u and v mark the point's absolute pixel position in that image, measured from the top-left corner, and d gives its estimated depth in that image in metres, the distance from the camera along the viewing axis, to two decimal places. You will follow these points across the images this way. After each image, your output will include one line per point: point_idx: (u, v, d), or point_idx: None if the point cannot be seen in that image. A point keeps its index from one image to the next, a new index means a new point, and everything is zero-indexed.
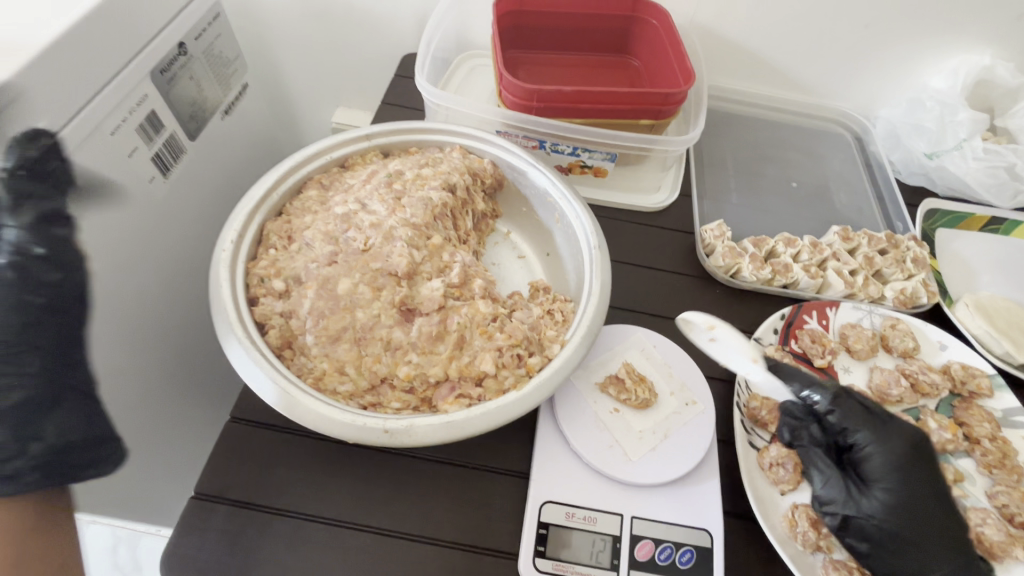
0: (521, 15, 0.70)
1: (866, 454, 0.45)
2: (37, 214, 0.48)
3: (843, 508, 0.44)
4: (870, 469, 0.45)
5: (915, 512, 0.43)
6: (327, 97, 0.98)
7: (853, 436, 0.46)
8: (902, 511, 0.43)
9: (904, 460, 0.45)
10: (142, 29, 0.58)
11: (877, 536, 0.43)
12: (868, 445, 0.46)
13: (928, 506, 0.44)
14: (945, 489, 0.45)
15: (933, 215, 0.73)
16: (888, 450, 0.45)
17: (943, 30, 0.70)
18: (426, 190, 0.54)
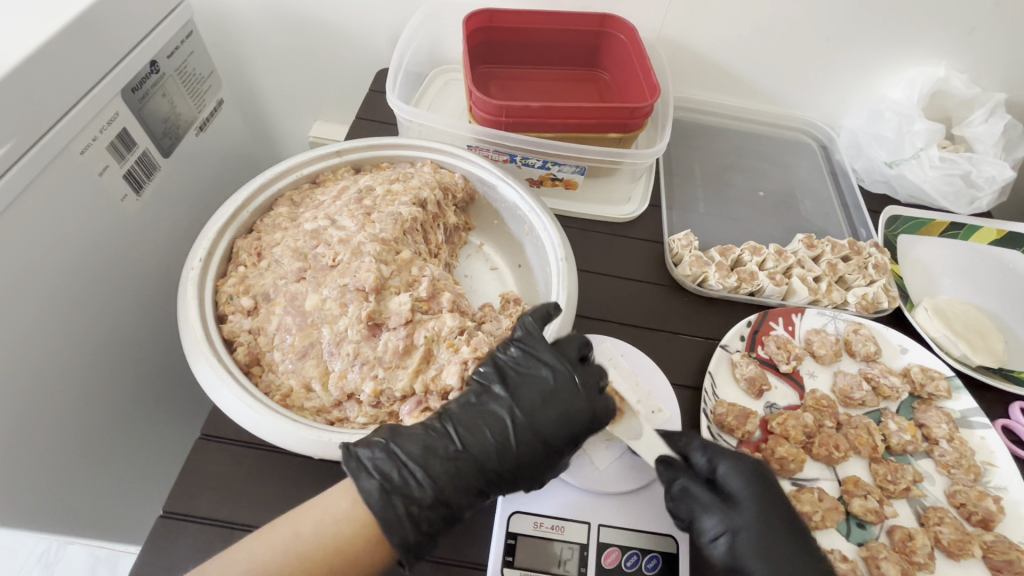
0: (491, 31, 0.72)
1: (737, 482, 0.44)
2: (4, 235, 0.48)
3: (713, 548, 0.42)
4: (733, 495, 0.44)
5: (769, 543, 0.42)
6: (304, 110, 0.99)
7: (714, 476, 0.44)
8: (763, 545, 0.41)
9: (757, 494, 0.43)
10: (112, 48, 0.58)
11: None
12: (730, 474, 0.44)
13: (788, 545, 0.42)
14: (795, 529, 0.43)
15: (895, 221, 0.75)
16: (741, 488, 0.43)
17: (900, 43, 0.73)
18: (396, 205, 0.55)
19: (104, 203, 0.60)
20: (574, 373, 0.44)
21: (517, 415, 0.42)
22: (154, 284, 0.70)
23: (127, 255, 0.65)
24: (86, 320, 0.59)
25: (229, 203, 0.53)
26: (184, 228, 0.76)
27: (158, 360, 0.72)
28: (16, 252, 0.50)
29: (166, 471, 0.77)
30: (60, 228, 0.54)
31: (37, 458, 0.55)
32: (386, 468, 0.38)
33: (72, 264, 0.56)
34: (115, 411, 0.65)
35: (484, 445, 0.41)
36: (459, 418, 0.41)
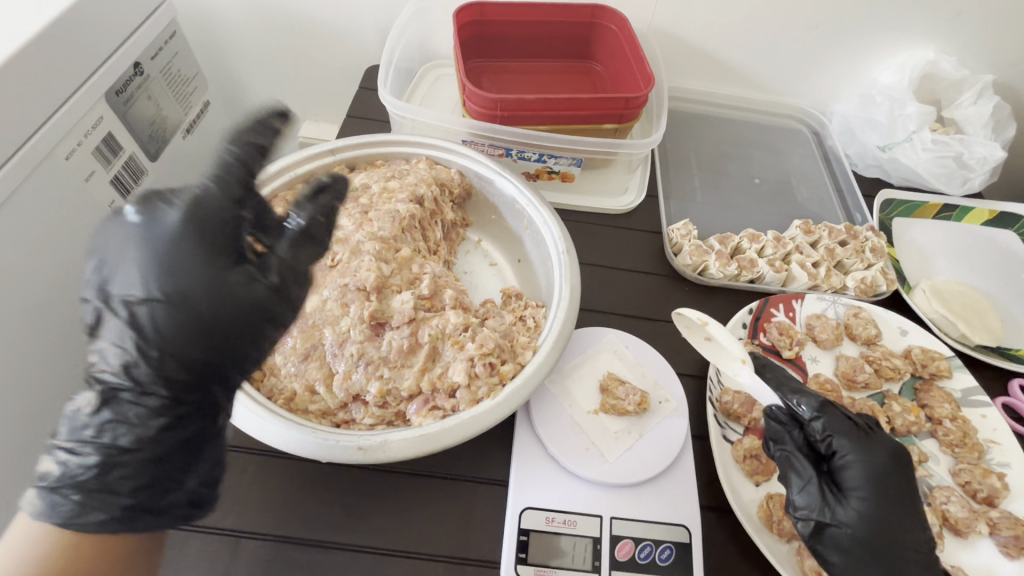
0: (482, 25, 0.71)
1: (862, 470, 0.44)
2: None
3: (818, 515, 0.43)
4: (852, 480, 0.44)
5: (893, 528, 0.42)
6: (292, 110, 0.97)
7: (836, 445, 0.45)
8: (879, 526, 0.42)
9: (882, 471, 0.44)
10: (95, 50, 0.57)
11: (848, 542, 0.42)
12: (866, 459, 0.44)
13: (896, 517, 0.42)
14: (916, 498, 0.44)
15: (890, 205, 0.75)
16: (869, 462, 0.44)
17: (890, 27, 0.73)
18: (393, 203, 0.54)
19: (91, 210, 0.59)
20: (210, 253, 0.35)
21: (156, 322, 0.34)
22: None
23: None
24: (77, 329, 0.58)
25: None
26: None
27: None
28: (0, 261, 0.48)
29: None
30: (46, 236, 0.53)
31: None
32: (108, 425, 0.35)
33: (60, 273, 0.55)
34: None
35: (168, 367, 0.35)
36: (112, 331, 0.34)
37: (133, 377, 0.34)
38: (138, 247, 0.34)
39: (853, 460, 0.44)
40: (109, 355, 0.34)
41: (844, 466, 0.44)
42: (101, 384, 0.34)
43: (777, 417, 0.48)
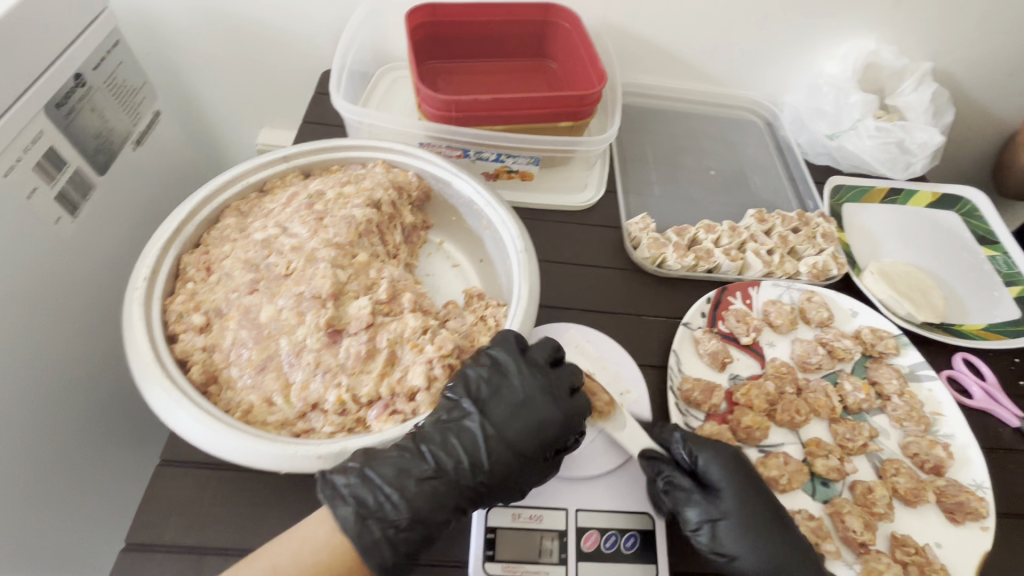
0: (435, 27, 0.71)
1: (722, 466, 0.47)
2: None
3: (699, 518, 0.44)
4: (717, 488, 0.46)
5: (755, 528, 0.44)
6: (249, 117, 0.96)
7: (698, 457, 0.47)
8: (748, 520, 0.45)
9: (731, 458, 0.47)
10: (31, 63, 0.55)
11: (732, 539, 0.44)
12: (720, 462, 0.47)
13: (755, 497, 0.46)
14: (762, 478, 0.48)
15: (840, 191, 0.78)
16: (718, 455, 0.47)
17: (832, 18, 0.76)
18: (349, 208, 0.54)
19: (35, 228, 0.57)
20: (544, 381, 0.44)
21: (485, 442, 0.42)
22: (94, 309, 0.67)
23: (65, 280, 0.61)
24: (25, 351, 0.56)
25: (171, 218, 0.51)
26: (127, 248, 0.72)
27: (106, 388, 0.69)
28: None
29: (125, 502, 0.73)
30: None
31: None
32: (363, 493, 0.38)
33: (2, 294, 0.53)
34: (66, 444, 0.62)
35: (506, 461, 0.42)
36: (448, 442, 0.41)
37: (427, 473, 0.40)
38: (507, 392, 0.43)
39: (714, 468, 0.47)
40: (495, 457, 0.42)
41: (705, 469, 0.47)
42: (443, 471, 0.40)
43: (653, 456, 0.46)
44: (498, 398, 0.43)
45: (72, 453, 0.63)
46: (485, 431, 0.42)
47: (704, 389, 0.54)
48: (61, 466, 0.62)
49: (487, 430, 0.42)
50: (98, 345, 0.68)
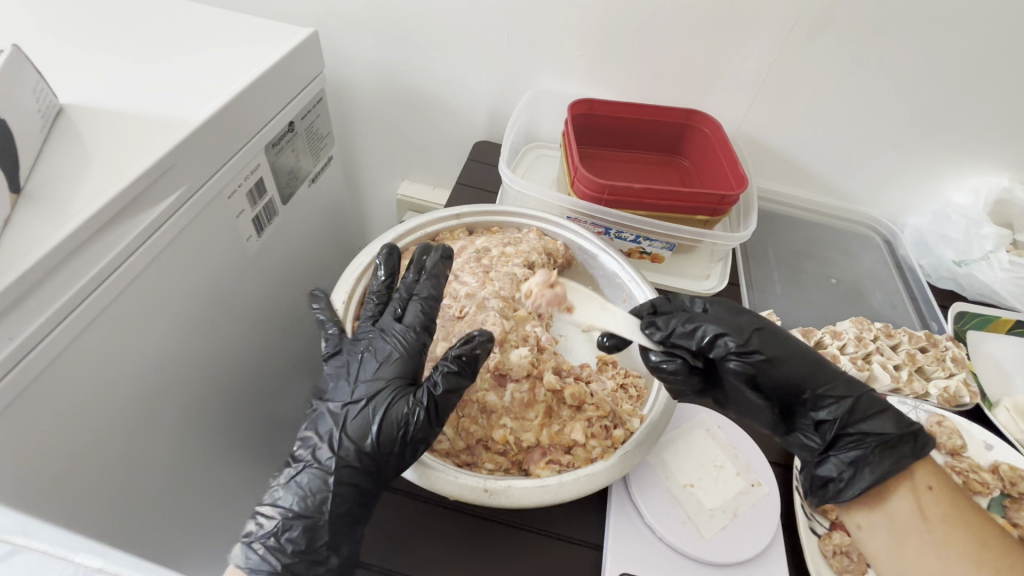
0: (588, 119, 0.80)
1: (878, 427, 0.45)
2: (144, 272, 0.56)
3: None
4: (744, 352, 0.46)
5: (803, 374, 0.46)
6: (395, 170, 1.08)
7: None
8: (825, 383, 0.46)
9: None
10: (267, 111, 0.70)
11: None
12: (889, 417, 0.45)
13: None
14: None
15: (963, 318, 0.76)
16: None
17: (963, 154, 0.80)
18: (511, 266, 0.60)
19: (233, 238, 0.70)
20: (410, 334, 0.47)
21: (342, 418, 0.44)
22: (245, 317, 0.77)
23: (234, 286, 0.72)
24: (192, 346, 0.66)
25: (366, 253, 0.59)
26: (274, 275, 0.82)
27: (232, 392, 0.78)
28: (132, 284, 0.55)
29: (214, 500, 0.78)
30: (190, 253, 0.62)
31: (132, 467, 0.60)
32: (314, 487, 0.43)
33: (185, 298, 0.63)
34: (189, 435, 0.70)
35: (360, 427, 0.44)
36: (331, 429, 0.44)
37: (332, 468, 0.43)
38: (366, 357, 0.46)
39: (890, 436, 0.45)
40: (377, 405, 0.44)
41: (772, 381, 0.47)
42: (315, 462, 0.43)
43: None
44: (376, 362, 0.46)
45: (197, 444, 0.71)
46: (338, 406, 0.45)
47: None
48: (185, 451, 0.69)
49: (344, 414, 0.44)
50: (238, 345, 0.77)
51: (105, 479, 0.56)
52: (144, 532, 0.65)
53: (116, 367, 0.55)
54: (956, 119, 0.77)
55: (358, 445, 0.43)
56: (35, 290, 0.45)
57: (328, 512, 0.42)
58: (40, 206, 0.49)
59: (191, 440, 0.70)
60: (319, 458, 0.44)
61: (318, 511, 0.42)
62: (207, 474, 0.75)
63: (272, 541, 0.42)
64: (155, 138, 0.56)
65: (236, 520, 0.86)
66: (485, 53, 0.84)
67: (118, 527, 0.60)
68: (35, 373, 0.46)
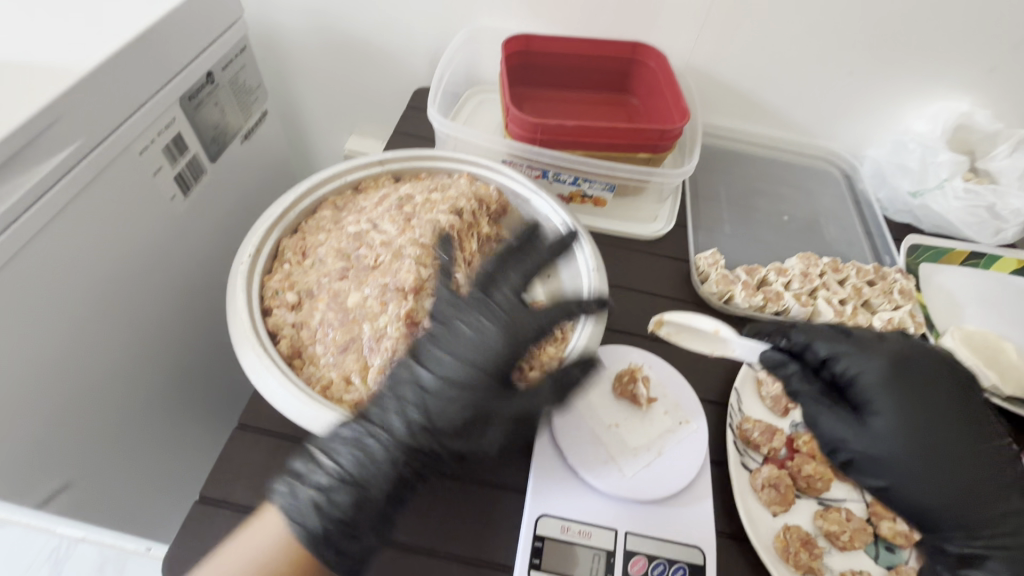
0: (526, 57, 0.75)
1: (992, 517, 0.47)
2: (47, 235, 0.53)
3: None
4: (870, 401, 0.51)
5: (956, 451, 0.48)
6: (339, 125, 1.03)
7: None
8: (954, 470, 0.47)
9: None
10: (175, 60, 0.65)
11: None
12: (988, 522, 0.47)
13: None
14: None
15: (917, 250, 0.76)
16: None
17: (923, 78, 0.76)
18: (434, 213, 0.57)
19: (151, 198, 0.66)
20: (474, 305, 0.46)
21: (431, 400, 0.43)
22: (181, 280, 0.75)
23: (161, 249, 0.69)
24: (117, 311, 0.64)
25: (277, 205, 0.55)
26: (210, 236, 0.79)
27: (174, 356, 0.76)
28: (29, 248, 0.52)
29: (167, 466, 0.78)
30: (99, 214, 0.59)
31: (61, 436, 0.59)
32: (321, 448, 0.41)
33: (100, 262, 0.60)
34: (127, 402, 0.68)
35: (451, 419, 0.42)
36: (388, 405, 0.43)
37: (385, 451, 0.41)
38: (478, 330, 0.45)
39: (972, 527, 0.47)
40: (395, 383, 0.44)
41: (890, 447, 0.48)
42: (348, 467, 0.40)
43: None
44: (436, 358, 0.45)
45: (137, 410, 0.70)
46: (422, 376, 0.44)
47: (765, 430, 0.53)
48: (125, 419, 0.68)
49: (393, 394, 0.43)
50: (175, 310, 0.74)
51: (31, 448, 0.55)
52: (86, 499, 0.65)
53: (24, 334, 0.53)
54: (916, 38, 0.72)
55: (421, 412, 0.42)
56: None
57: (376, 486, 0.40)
58: None
59: (128, 405, 0.68)
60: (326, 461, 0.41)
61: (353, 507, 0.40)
62: (155, 439, 0.74)
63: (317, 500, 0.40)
64: (38, 87, 0.51)
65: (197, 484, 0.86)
66: None
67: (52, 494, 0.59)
68: None
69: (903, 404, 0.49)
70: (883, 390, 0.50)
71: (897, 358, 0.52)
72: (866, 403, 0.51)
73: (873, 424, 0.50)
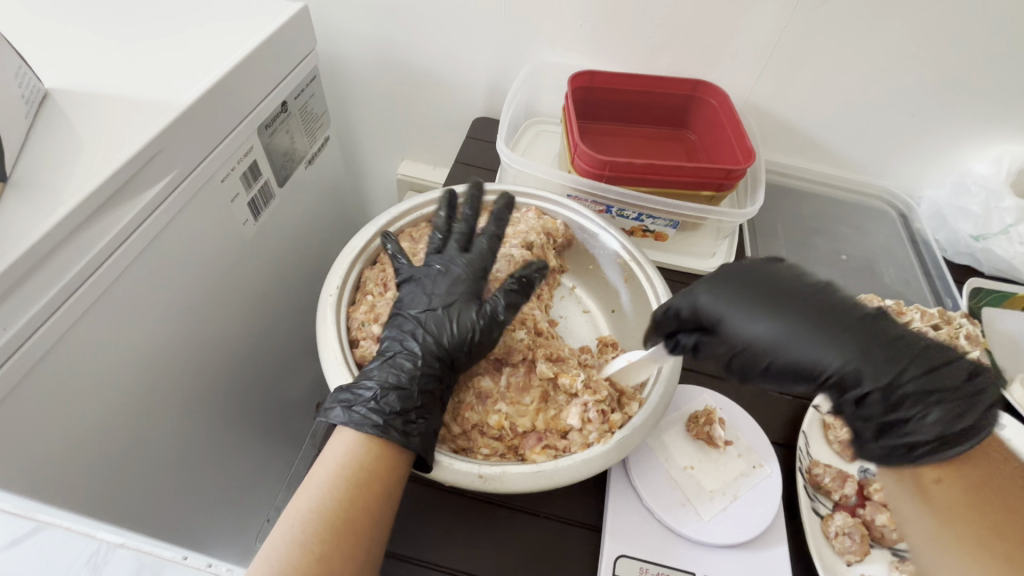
0: (589, 92, 0.77)
1: (857, 348, 0.41)
2: (143, 260, 0.56)
3: None
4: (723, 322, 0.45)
5: (822, 324, 0.42)
6: (392, 150, 1.06)
7: None
8: (838, 337, 0.41)
9: None
10: (257, 92, 0.68)
11: None
12: (914, 368, 0.40)
13: None
14: None
15: (979, 294, 0.75)
16: None
17: (986, 121, 0.76)
18: (508, 248, 0.59)
19: (229, 222, 0.69)
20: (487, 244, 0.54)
21: (428, 317, 0.48)
22: (249, 299, 0.77)
23: (235, 270, 0.72)
24: (194, 328, 0.66)
25: (360, 237, 0.57)
26: (275, 257, 0.82)
27: (238, 372, 0.78)
28: (125, 272, 0.54)
29: (225, 480, 0.80)
30: (186, 238, 0.62)
31: (139, 450, 0.61)
32: (388, 349, 0.47)
33: (183, 283, 0.63)
34: (195, 418, 0.70)
35: (459, 338, 0.47)
36: (421, 320, 0.48)
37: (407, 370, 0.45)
38: (442, 275, 0.51)
39: (856, 368, 0.41)
40: (451, 310, 0.48)
41: (750, 342, 0.43)
42: (409, 353, 0.46)
43: None
44: (445, 275, 0.51)
45: (203, 425, 0.72)
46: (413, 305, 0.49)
47: (837, 476, 0.53)
48: (192, 433, 0.70)
49: (424, 318, 0.48)
50: (240, 327, 0.76)
51: (112, 461, 0.57)
52: (156, 511, 0.66)
53: (113, 354, 0.55)
54: (980, 84, 0.73)
55: (437, 339, 0.47)
56: (28, 278, 0.45)
57: (417, 390, 0.44)
58: (30, 194, 0.48)
59: (196, 421, 0.70)
60: (387, 371, 0.45)
61: (416, 402, 0.44)
62: (217, 454, 0.76)
63: (371, 404, 0.43)
64: (141, 121, 0.54)
65: (250, 497, 0.88)
66: (480, 23, 0.81)
67: (127, 507, 0.61)
68: (28, 366, 0.46)
69: (740, 301, 0.45)
70: (720, 307, 0.45)
71: (718, 277, 0.46)
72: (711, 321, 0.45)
73: (729, 337, 0.44)
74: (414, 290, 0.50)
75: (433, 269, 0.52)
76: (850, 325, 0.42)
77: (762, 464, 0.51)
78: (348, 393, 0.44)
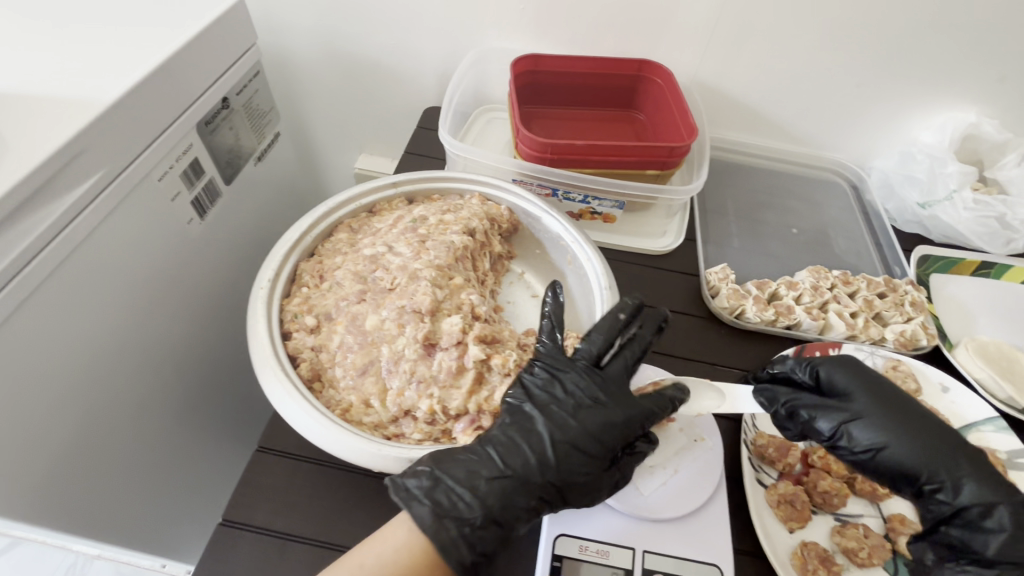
0: (535, 76, 0.77)
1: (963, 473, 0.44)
2: (74, 261, 0.55)
3: None
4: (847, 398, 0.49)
5: (937, 440, 0.45)
6: (348, 143, 1.05)
7: None
8: (937, 448, 0.45)
9: None
10: (192, 88, 0.66)
11: None
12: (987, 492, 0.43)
13: None
14: None
15: (927, 262, 0.76)
16: None
17: (930, 89, 0.76)
18: (448, 234, 0.58)
19: (171, 221, 0.68)
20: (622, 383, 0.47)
21: (557, 450, 0.43)
22: (199, 298, 0.76)
23: (180, 269, 0.71)
24: (138, 331, 0.65)
25: (294, 229, 0.57)
26: (225, 255, 0.81)
27: (191, 373, 0.77)
28: (54, 275, 0.53)
29: (185, 482, 0.79)
30: (122, 239, 0.60)
31: (87, 456, 0.60)
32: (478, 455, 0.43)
33: (122, 285, 0.61)
34: (147, 421, 0.69)
35: (570, 478, 0.42)
36: (543, 445, 0.43)
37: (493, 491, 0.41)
38: (576, 400, 0.45)
39: (955, 481, 0.44)
40: (569, 455, 0.43)
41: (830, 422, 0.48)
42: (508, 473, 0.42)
43: None
44: (596, 407, 0.45)
45: (157, 429, 0.71)
46: (551, 428, 0.43)
47: (780, 446, 0.53)
48: (144, 438, 0.69)
49: (552, 447, 0.43)
50: (191, 328, 0.75)
51: (56, 469, 0.56)
52: (110, 517, 0.66)
53: (49, 358, 0.54)
54: (921, 51, 0.73)
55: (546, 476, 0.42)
56: None
57: (494, 519, 0.40)
58: None
59: (148, 425, 0.69)
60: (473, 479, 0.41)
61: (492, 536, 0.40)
62: (174, 456, 0.76)
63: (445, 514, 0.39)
64: (64, 120, 0.53)
65: (214, 497, 0.87)
66: (424, 11, 0.80)
67: (76, 514, 0.60)
68: None
69: (873, 393, 0.48)
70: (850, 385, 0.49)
71: (850, 362, 0.50)
72: (842, 394, 0.49)
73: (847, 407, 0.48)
74: (554, 402, 0.45)
75: (569, 392, 0.45)
76: (965, 457, 0.45)
77: (705, 441, 0.52)
78: (422, 480, 0.40)
